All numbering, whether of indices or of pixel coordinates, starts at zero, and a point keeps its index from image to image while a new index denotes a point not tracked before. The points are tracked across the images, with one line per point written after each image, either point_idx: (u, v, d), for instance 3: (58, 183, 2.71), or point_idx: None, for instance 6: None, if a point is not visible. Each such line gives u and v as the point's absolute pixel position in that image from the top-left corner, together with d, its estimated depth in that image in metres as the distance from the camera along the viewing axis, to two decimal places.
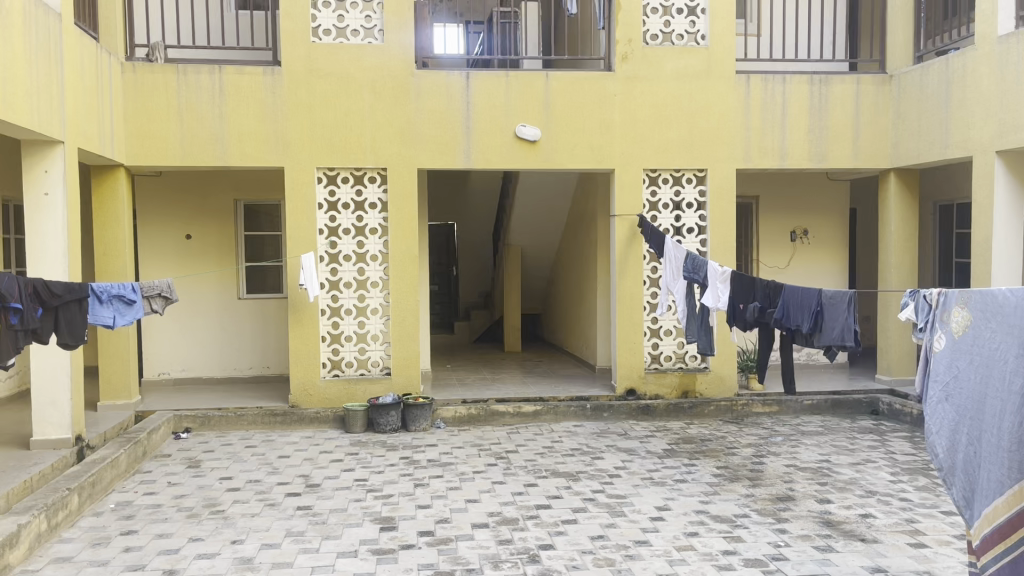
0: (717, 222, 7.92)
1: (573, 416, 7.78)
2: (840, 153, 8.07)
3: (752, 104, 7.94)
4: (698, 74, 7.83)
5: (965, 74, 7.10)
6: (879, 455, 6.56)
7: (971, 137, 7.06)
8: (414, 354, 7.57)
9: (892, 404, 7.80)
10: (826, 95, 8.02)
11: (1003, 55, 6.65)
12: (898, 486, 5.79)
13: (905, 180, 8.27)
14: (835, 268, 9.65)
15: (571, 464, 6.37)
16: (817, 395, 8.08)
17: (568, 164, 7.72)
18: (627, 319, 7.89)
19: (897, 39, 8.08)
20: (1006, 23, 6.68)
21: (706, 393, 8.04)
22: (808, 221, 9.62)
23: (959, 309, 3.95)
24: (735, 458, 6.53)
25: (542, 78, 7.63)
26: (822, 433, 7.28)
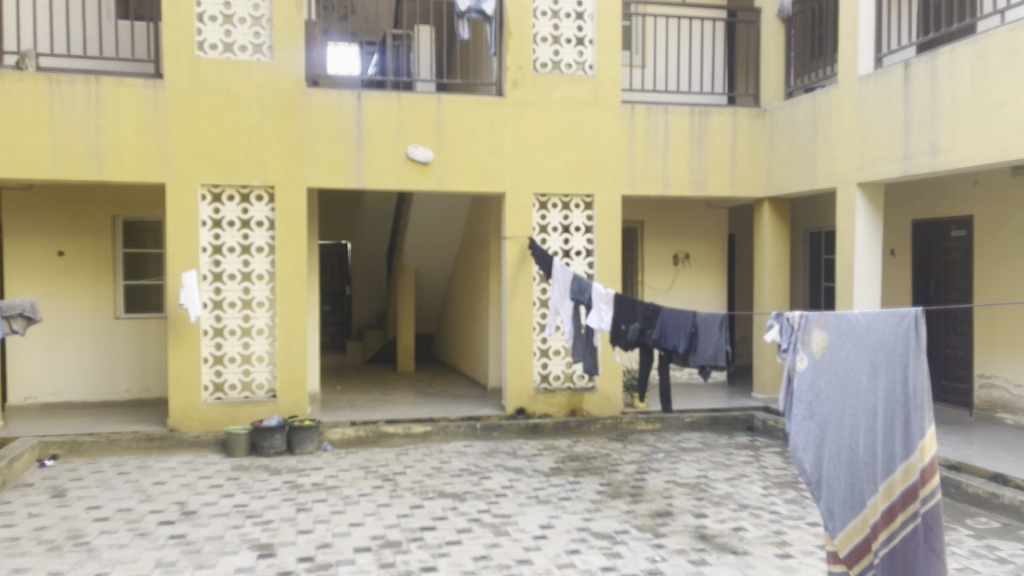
0: (605, 245, 8.15)
1: (463, 436, 7.83)
2: (717, 182, 8.51)
3: (636, 133, 8.27)
4: (585, 103, 8.09)
5: (829, 109, 7.60)
6: (753, 470, 6.87)
7: (835, 169, 7.56)
8: (300, 375, 7.44)
9: (766, 421, 8.19)
10: (705, 127, 8.45)
11: (862, 93, 7.17)
12: (769, 499, 6.08)
13: (778, 209, 8.78)
14: (715, 290, 10.09)
15: (458, 484, 6.40)
16: (697, 412, 8.40)
17: (458, 186, 7.79)
18: (517, 340, 8.00)
19: (769, 77, 8.63)
20: (865, 64, 7.21)
21: (593, 412, 8.23)
22: (689, 245, 10.03)
23: (818, 330, 4.12)
24: (618, 475, 6.71)
25: (435, 100, 7.69)
26: (701, 449, 7.58)
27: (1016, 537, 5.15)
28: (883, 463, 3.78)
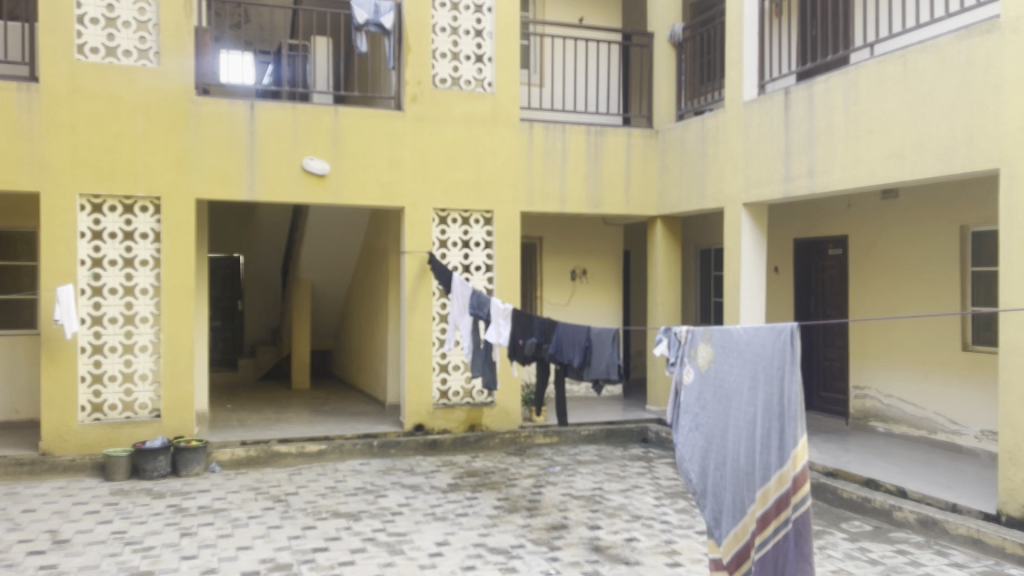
0: (504, 261, 8.21)
1: (359, 454, 7.70)
2: (613, 200, 8.72)
3: (535, 151, 8.40)
4: (484, 119, 8.15)
5: (717, 132, 7.92)
6: (646, 481, 7.04)
7: (723, 190, 7.87)
8: (188, 394, 7.15)
9: (659, 432, 8.41)
10: (601, 146, 8.66)
11: (747, 118, 7.50)
12: (661, 509, 6.23)
13: (670, 227, 9.07)
14: (611, 306, 10.31)
15: (353, 503, 6.28)
16: (593, 425, 8.55)
17: (355, 200, 7.69)
18: (414, 355, 7.94)
19: (662, 100, 8.94)
20: (750, 90, 7.56)
21: (491, 426, 8.24)
22: (586, 261, 10.22)
23: (703, 344, 4.28)
24: (515, 489, 6.73)
25: (331, 112, 7.58)
26: (597, 461, 7.70)
27: (886, 538, 5.45)
28: (761, 472, 3.95)
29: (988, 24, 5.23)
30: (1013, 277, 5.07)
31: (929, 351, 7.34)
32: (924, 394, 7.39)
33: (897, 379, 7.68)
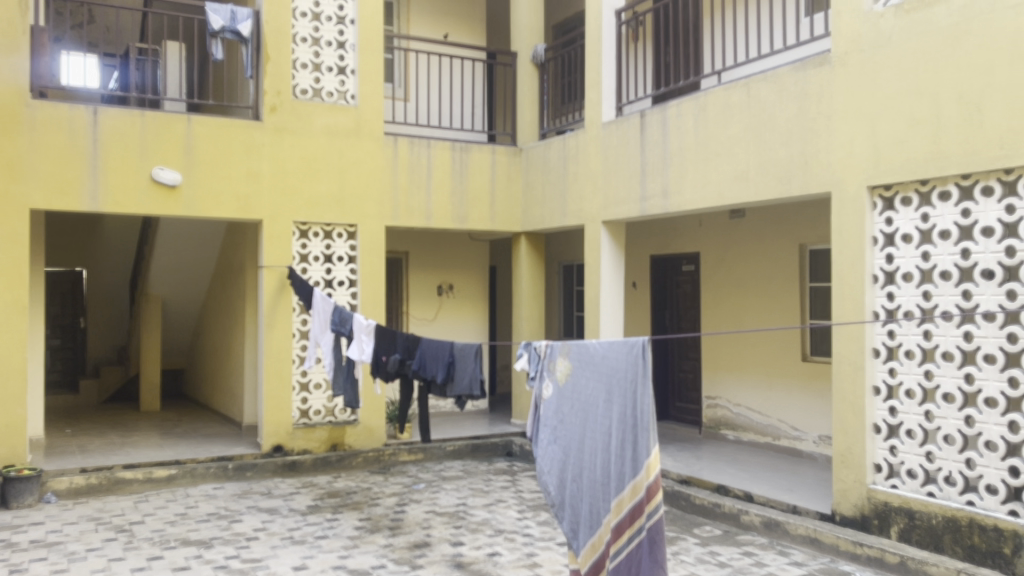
0: (368, 276, 8.08)
1: (213, 478, 7.35)
2: (478, 216, 8.79)
3: (400, 165, 8.35)
4: (346, 132, 8.03)
5: (578, 151, 8.15)
6: (509, 494, 7.08)
7: (583, 207, 8.09)
8: (20, 419, 6.60)
9: (524, 446, 8.50)
10: (466, 162, 8.72)
11: (606, 138, 7.76)
12: (524, 522, 6.28)
13: (534, 243, 9.23)
14: (477, 321, 10.36)
15: (205, 530, 5.97)
16: (458, 441, 8.54)
17: (210, 212, 7.37)
18: (273, 374, 7.67)
19: (525, 119, 9.12)
20: (608, 112, 7.84)
21: (354, 445, 8.08)
22: (452, 276, 10.23)
23: (562, 358, 4.35)
24: (378, 509, 6.62)
25: (184, 120, 7.24)
26: (461, 477, 7.69)
27: (734, 541, 5.73)
28: (616, 481, 4.06)
29: (820, 57, 5.64)
30: (843, 292, 5.47)
31: (773, 362, 7.80)
32: (769, 402, 7.84)
33: (745, 389, 8.12)
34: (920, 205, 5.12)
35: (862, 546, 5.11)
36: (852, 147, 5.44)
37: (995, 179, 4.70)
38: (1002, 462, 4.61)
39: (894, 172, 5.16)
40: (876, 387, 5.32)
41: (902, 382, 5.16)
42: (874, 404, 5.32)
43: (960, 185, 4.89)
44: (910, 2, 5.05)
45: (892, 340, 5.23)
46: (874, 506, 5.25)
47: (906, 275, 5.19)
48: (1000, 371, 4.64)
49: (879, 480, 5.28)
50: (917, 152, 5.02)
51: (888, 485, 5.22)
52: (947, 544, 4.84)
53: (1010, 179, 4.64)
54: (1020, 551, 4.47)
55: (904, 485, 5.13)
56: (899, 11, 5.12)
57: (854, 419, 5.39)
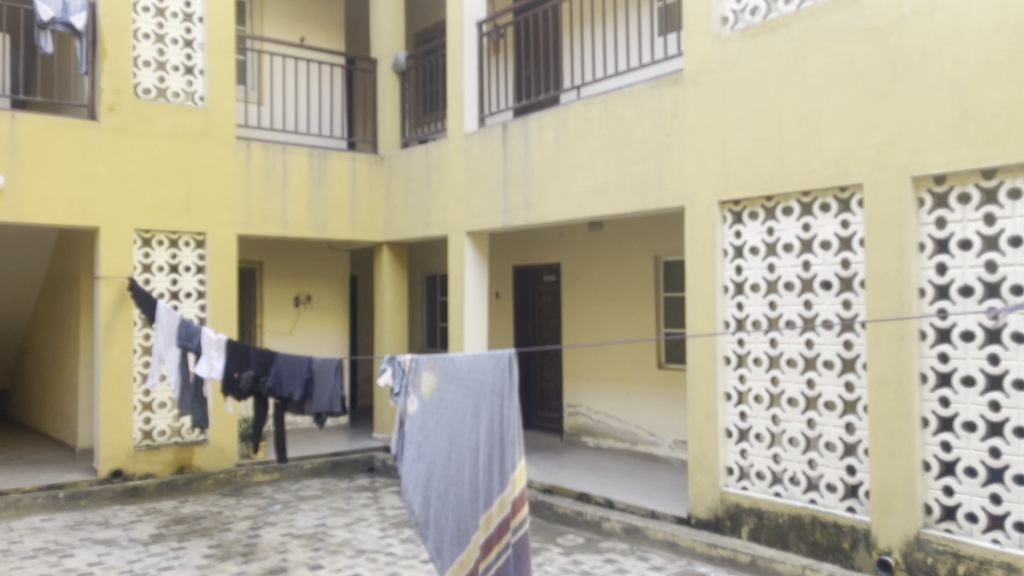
0: (218, 287, 7.66)
1: (40, 509, 6.71)
2: (337, 225, 8.53)
3: (252, 171, 7.98)
4: (193, 135, 7.60)
5: (441, 160, 8.08)
6: (371, 512, 6.88)
7: (446, 218, 8.03)
8: None
9: (386, 461, 8.32)
10: (324, 168, 8.45)
11: (468, 149, 7.75)
12: (386, 540, 6.10)
13: (396, 253, 9.07)
14: (337, 333, 10.06)
15: (30, 568, 5.42)
16: (317, 458, 8.25)
17: (38, 219, 6.74)
18: (111, 394, 7.10)
19: (387, 126, 8.96)
20: (471, 122, 7.83)
21: (203, 467, 7.61)
22: (310, 287, 9.89)
23: (427, 372, 4.32)
24: (229, 534, 6.24)
25: (7, 117, 6.60)
26: (320, 496, 7.40)
27: (596, 549, 5.82)
28: (485, 496, 4.01)
29: (674, 76, 5.86)
30: (697, 303, 5.68)
31: (631, 370, 8.01)
32: (628, 409, 8.04)
33: (604, 397, 8.29)
34: (766, 219, 5.39)
35: (716, 547, 5.30)
36: (704, 162, 5.66)
37: (832, 196, 5.02)
38: (840, 461, 4.92)
39: (743, 188, 5.42)
40: (728, 394, 5.55)
41: (751, 387, 5.40)
42: (726, 409, 5.55)
43: (801, 201, 5.19)
44: (755, 27, 5.33)
45: (741, 348, 5.47)
46: (726, 508, 5.46)
47: (753, 286, 5.46)
48: (838, 376, 4.94)
49: (731, 482, 5.51)
50: (763, 169, 5.30)
51: (739, 487, 5.46)
52: (792, 541, 5.11)
53: (845, 197, 4.96)
54: (857, 545, 4.78)
55: (754, 487, 5.37)
56: (745, 35, 5.40)
57: (707, 425, 5.59)
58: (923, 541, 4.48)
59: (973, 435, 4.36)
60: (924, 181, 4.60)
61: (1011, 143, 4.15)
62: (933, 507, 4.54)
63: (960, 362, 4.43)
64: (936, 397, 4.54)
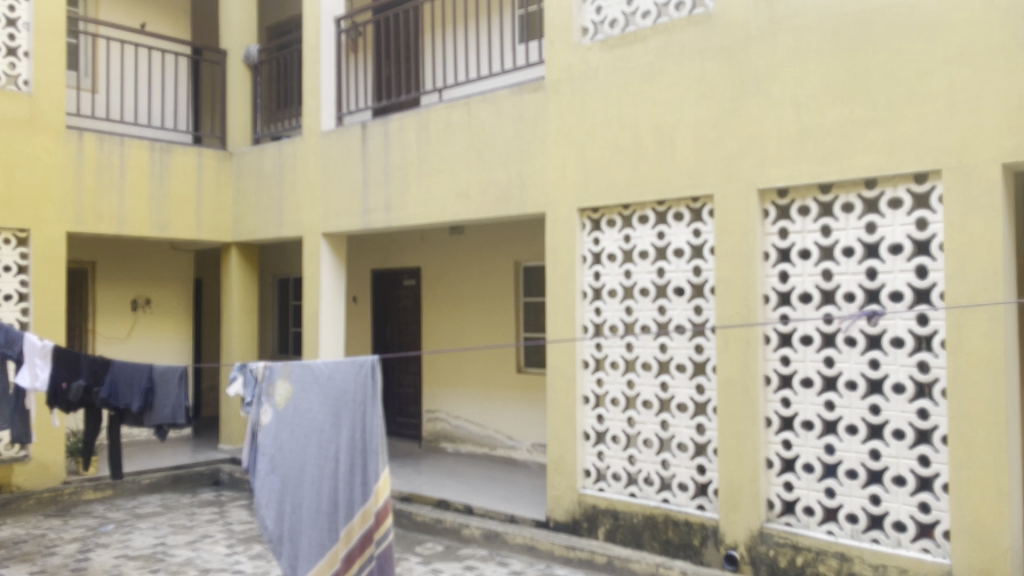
0: (44, 290, 7.01)
1: None
2: (182, 224, 8.03)
3: (85, 163, 7.36)
4: (16, 122, 6.90)
5: (295, 158, 7.78)
6: (217, 528, 6.49)
7: (301, 218, 7.74)
8: None
9: (233, 473, 7.90)
10: (167, 164, 7.92)
11: (325, 147, 7.50)
12: (233, 558, 5.76)
13: (246, 254, 8.65)
14: (179, 338, 9.47)
15: None
16: (156, 472, 7.71)
17: None
18: None
19: (237, 121, 8.55)
20: (328, 121, 7.59)
21: (23, 485, 6.90)
22: (150, 290, 9.26)
23: (282, 381, 4.13)
24: (54, 559, 5.70)
25: None
26: (159, 513, 6.91)
27: (455, 556, 5.77)
28: (344, 508, 4.05)
29: (535, 84, 5.91)
30: (556, 308, 5.74)
31: (490, 375, 8.02)
32: (486, 413, 8.05)
33: (463, 402, 8.26)
34: (623, 227, 5.53)
35: (574, 549, 5.38)
36: (564, 169, 5.74)
37: (685, 206, 5.21)
38: (691, 460, 5.11)
39: (601, 196, 5.53)
40: (586, 397, 5.64)
41: (608, 391, 5.52)
42: (583, 412, 5.64)
43: (656, 210, 5.36)
44: (614, 39, 5.46)
45: (599, 352, 5.57)
46: (584, 509, 5.55)
47: (610, 291, 5.58)
48: (689, 379, 5.14)
49: (588, 484, 5.60)
50: (621, 177, 5.43)
51: (596, 488, 5.56)
52: (646, 540, 5.25)
53: (697, 207, 5.17)
54: (706, 541, 4.98)
55: (610, 487, 5.49)
56: (604, 46, 5.52)
57: (566, 428, 5.66)
58: (766, 534, 4.73)
59: (811, 433, 4.65)
60: (768, 193, 4.86)
61: (845, 160, 4.46)
62: (774, 503, 4.80)
63: (800, 364, 4.70)
64: (778, 397, 4.80)
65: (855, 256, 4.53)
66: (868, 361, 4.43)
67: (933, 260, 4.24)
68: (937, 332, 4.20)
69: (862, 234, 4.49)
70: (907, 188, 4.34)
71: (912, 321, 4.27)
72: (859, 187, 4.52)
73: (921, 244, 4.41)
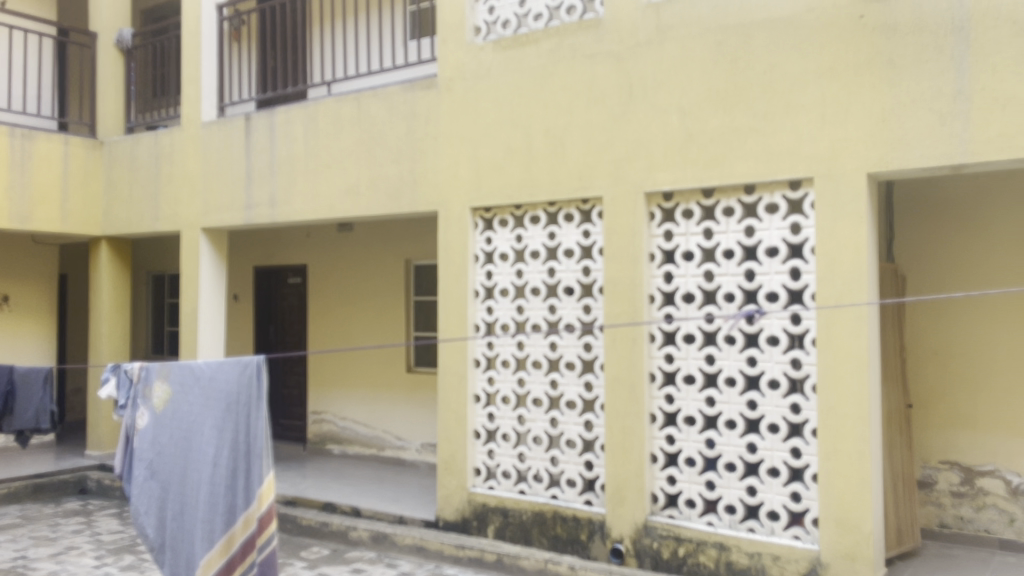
0: None
1: None
2: (46, 216, 7.52)
3: None
4: None
5: (173, 149, 7.42)
6: (83, 539, 6.10)
7: (178, 212, 7.39)
8: None
9: (102, 480, 7.45)
10: (29, 151, 7.40)
11: (206, 139, 7.19)
12: (102, 570, 5.43)
13: (117, 249, 8.18)
14: (42, 338, 8.85)
15: None
16: (14, 481, 7.18)
17: None
18: None
19: (108, 108, 8.07)
20: (209, 111, 7.29)
21: None
22: (9, 286, 8.62)
23: (159, 382, 4.04)
24: None
25: None
26: (19, 525, 6.44)
27: (341, 560, 5.66)
28: (226, 512, 3.90)
29: (427, 81, 5.88)
30: (448, 307, 5.72)
31: (379, 376, 7.91)
32: (374, 414, 7.93)
33: (350, 402, 8.11)
34: (515, 227, 5.57)
35: (463, 548, 5.39)
36: (457, 168, 5.73)
37: (575, 207, 5.30)
38: (579, 457, 5.21)
39: (493, 196, 5.55)
40: (477, 395, 5.65)
41: (499, 389, 5.55)
42: (474, 411, 5.64)
43: (547, 211, 5.42)
44: (506, 40, 5.50)
45: (490, 351, 5.59)
46: (473, 508, 5.56)
47: (502, 291, 5.61)
48: (578, 376, 5.23)
49: (478, 482, 5.61)
50: (513, 177, 5.47)
51: (486, 486, 5.57)
52: (535, 537, 5.31)
53: (587, 208, 5.26)
54: (593, 536, 5.09)
55: (500, 485, 5.52)
56: (497, 47, 5.55)
57: (456, 427, 5.64)
58: (650, 527, 4.88)
59: (692, 428, 4.83)
60: (655, 197, 5.01)
61: (726, 167, 4.66)
62: (658, 496, 4.95)
63: (683, 362, 4.87)
64: (662, 394, 4.95)
65: (734, 258, 4.73)
66: (746, 358, 4.64)
67: (805, 263, 4.48)
68: (809, 331, 4.45)
69: (742, 238, 4.70)
70: (782, 195, 4.57)
71: (786, 321, 4.50)
72: (739, 192, 4.72)
73: (795, 248, 4.65)
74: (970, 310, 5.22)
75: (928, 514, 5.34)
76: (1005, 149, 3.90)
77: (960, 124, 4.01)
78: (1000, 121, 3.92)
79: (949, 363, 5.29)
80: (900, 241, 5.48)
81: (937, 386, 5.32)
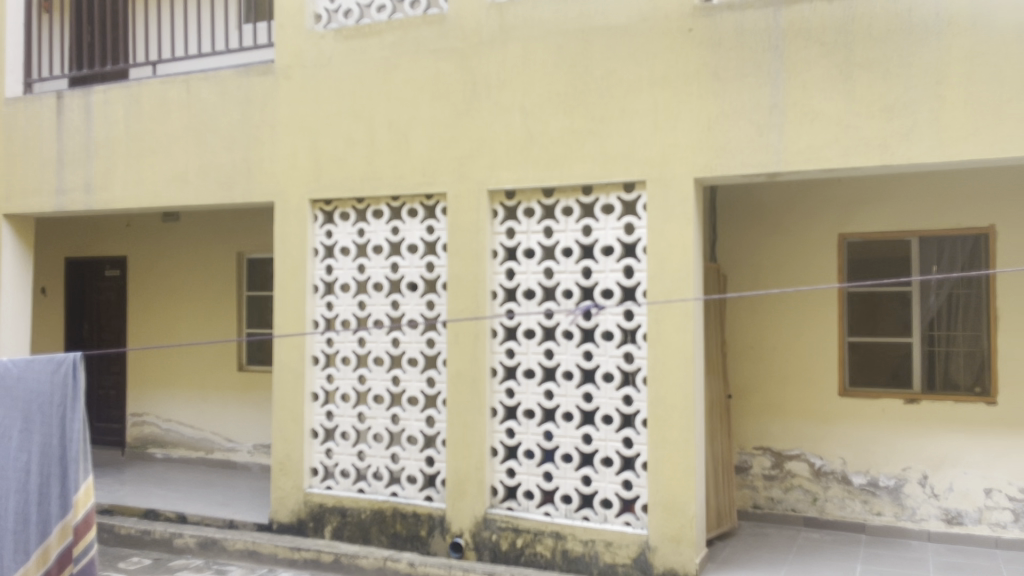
0: None
1: None
2: None
3: None
4: None
5: None
6: None
7: None
8: None
9: None
10: None
11: (9, 117, 6.54)
12: None
13: None
14: None
15: None
16: None
17: None
18: None
19: None
20: (13, 87, 6.62)
21: None
22: None
23: None
24: None
25: None
26: None
27: (165, 570, 5.34)
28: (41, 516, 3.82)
29: (264, 67, 5.64)
30: (285, 302, 5.51)
31: (206, 374, 7.50)
32: (201, 414, 7.52)
33: (174, 403, 7.64)
34: (357, 221, 5.47)
35: (299, 550, 5.22)
36: (295, 158, 5.54)
37: (418, 203, 5.28)
38: (420, 453, 5.20)
39: (334, 188, 5.42)
40: (315, 393, 5.48)
41: (339, 386, 5.42)
42: (312, 410, 5.47)
43: (390, 206, 5.36)
44: (348, 30, 5.39)
45: (330, 347, 5.46)
46: (310, 509, 5.40)
47: (343, 286, 5.49)
48: (420, 372, 5.22)
49: (315, 483, 5.46)
50: (354, 170, 5.37)
51: (323, 487, 5.43)
52: (374, 535, 5.24)
53: (430, 204, 5.25)
54: (433, 531, 5.09)
55: (338, 485, 5.39)
56: (338, 36, 5.42)
57: (292, 426, 5.45)
58: (489, 520, 4.94)
59: (532, 421, 4.94)
60: (497, 194, 5.07)
61: (566, 167, 4.80)
62: (497, 489, 5.02)
63: (523, 357, 4.97)
64: (503, 388, 5.03)
65: (573, 256, 4.89)
66: (583, 353, 4.82)
67: (638, 262, 4.71)
68: (640, 326, 4.68)
69: (580, 237, 4.86)
70: (617, 196, 4.77)
71: (620, 316, 4.73)
72: (577, 192, 4.88)
73: (628, 248, 4.87)
74: (781, 308, 5.69)
75: (744, 497, 5.76)
76: (814, 159, 4.28)
77: (775, 135, 4.36)
78: (809, 133, 4.29)
79: (763, 356, 5.73)
80: (722, 243, 5.88)
81: (753, 379, 5.75)
